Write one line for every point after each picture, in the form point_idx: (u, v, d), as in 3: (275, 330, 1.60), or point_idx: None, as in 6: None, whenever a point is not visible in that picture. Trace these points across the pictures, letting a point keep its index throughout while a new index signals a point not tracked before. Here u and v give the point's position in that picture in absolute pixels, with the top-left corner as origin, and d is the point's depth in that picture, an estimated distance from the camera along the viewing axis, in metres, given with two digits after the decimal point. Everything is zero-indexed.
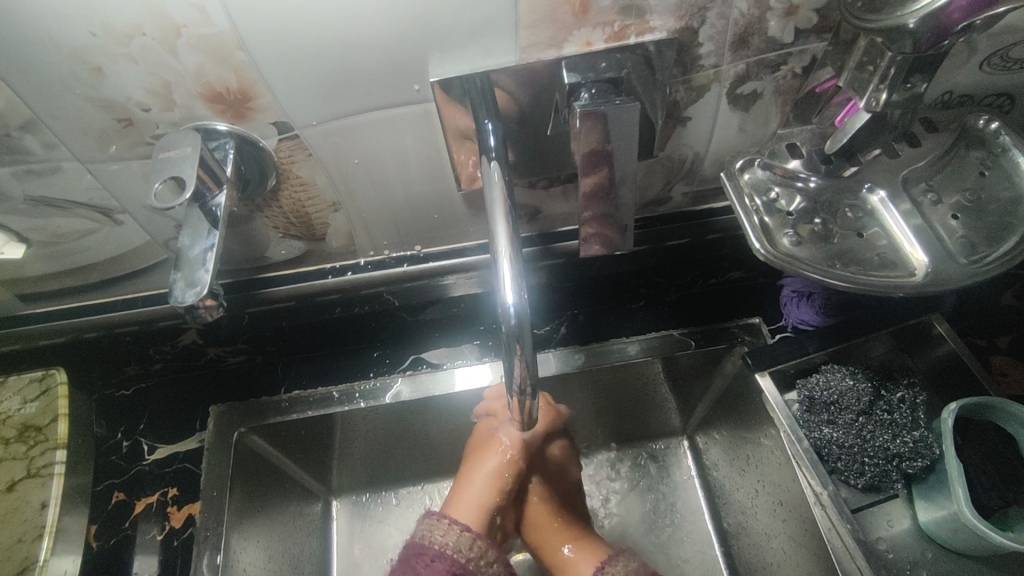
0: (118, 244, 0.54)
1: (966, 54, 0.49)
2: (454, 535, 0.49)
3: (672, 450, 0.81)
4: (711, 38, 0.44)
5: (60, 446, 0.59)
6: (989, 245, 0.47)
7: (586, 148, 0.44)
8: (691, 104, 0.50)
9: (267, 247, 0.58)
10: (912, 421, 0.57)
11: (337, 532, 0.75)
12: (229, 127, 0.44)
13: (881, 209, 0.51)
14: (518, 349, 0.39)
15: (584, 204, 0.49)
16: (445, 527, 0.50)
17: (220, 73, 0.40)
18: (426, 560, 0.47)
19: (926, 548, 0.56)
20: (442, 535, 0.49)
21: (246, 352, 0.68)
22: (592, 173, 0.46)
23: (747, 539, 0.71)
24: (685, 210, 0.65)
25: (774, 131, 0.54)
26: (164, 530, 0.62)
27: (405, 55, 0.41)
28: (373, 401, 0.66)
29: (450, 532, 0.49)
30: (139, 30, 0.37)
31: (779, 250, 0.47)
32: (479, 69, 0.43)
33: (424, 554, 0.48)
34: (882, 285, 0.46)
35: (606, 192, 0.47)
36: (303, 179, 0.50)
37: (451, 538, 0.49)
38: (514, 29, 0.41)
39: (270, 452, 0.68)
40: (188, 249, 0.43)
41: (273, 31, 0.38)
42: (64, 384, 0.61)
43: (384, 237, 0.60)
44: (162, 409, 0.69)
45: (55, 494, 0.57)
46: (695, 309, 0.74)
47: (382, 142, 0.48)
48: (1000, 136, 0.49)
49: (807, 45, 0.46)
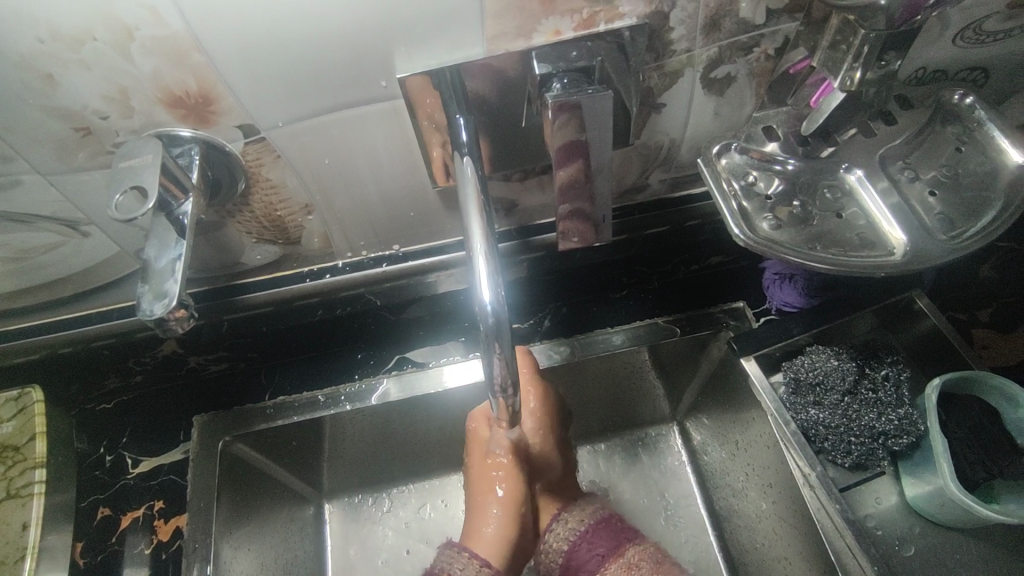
0: (87, 256, 0.52)
1: (939, 28, 0.48)
2: (472, 571, 0.50)
3: (664, 435, 0.82)
4: (683, 22, 0.43)
5: (39, 464, 0.58)
6: (967, 222, 0.47)
7: (563, 143, 0.44)
8: (665, 90, 0.49)
9: (242, 253, 0.57)
10: (897, 399, 0.57)
11: (331, 534, 0.74)
12: (193, 133, 0.43)
13: (859, 188, 0.51)
14: (497, 347, 0.38)
15: (562, 194, 0.49)
16: (464, 560, 0.51)
17: (178, 76, 0.39)
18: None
19: (913, 523, 0.57)
20: (459, 572, 0.50)
21: (227, 359, 0.67)
22: (566, 166, 0.46)
23: (738, 521, 0.72)
24: (661, 198, 0.65)
25: (749, 115, 0.54)
26: (152, 544, 0.61)
27: (370, 51, 0.40)
28: (358, 404, 0.66)
29: (470, 566, 0.50)
30: (90, 34, 0.36)
31: (758, 234, 0.47)
32: (447, 63, 0.42)
33: None
34: (861, 265, 0.46)
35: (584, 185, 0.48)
36: (273, 183, 0.49)
37: (470, 573, 0.50)
38: (480, 20, 0.40)
39: (257, 458, 0.67)
40: (155, 260, 0.42)
41: (229, 28, 0.37)
42: (41, 402, 0.60)
43: (360, 237, 0.59)
44: (145, 421, 0.68)
45: (36, 514, 0.56)
46: (680, 296, 0.73)
47: (352, 142, 0.47)
48: (975, 111, 0.49)
49: (779, 26, 0.46)
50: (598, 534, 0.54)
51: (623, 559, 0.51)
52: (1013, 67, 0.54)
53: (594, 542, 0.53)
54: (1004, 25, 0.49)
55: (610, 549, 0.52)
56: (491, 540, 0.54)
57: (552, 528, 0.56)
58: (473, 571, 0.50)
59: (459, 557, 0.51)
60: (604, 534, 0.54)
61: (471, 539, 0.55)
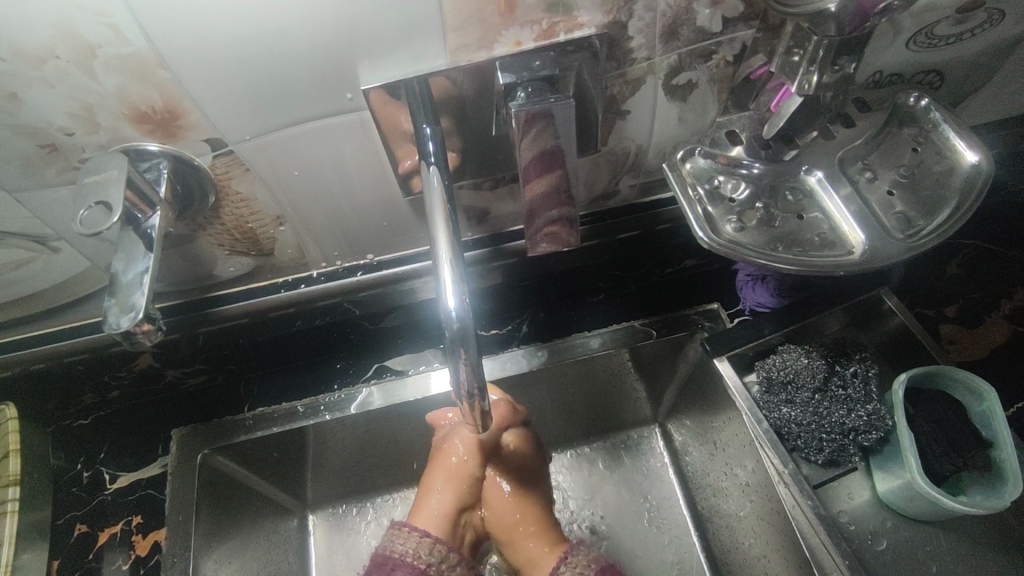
0: (59, 272, 0.52)
1: (892, 33, 0.50)
2: (415, 544, 0.51)
3: (645, 437, 0.83)
4: (641, 31, 0.44)
5: (13, 482, 0.57)
6: (925, 218, 0.48)
7: (539, 153, 0.44)
8: (628, 97, 0.50)
9: (215, 265, 0.57)
10: (865, 395, 0.59)
11: (315, 546, 0.74)
12: (160, 148, 0.43)
13: (819, 190, 0.52)
14: (463, 353, 0.39)
15: (541, 205, 0.49)
16: (404, 534, 0.52)
17: (143, 91, 0.39)
18: (386, 567, 0.49)
19: (886, 517, 0.58)
20: (400, 543, 0.51)
21: (205, 372, 0.67)
22: (542, 178, 0.47)
23: (720, 520, 0.73)
24: (634, 203, 0.66)
25: (713, 120, 0.55)
26: (130, 560, 0.61)
27: (333, 64, 0.41)
28: (338, 413, 0.66)
29: (410, 539, 0.52)
30: (52, 52, 0.36)
31: (721, 237, 0.48)
32: (412, 74, 0.43)
33: (387, 563, 0.50)
34: (822, 265, 0.47)
35: (563, 195, 0.49)
36: (243, 196, 0.49)
37: (411, 545, 0.51)
38: (441, 32, 0.41)
39: (237, 471, 0.67)
40: (122, 274, 0.42)
41: (192, 45, 0.37)
42: (14, 419, 0.60)
43: (333, 247, 0.59)
44: (122, 437, 0.68)
45: (9, 533, 0.56)
46: (656, 299, 0.74)
47: (321, 153, 0.47)
48: (931, 112, 0.51)
49: (736, 33, 0.47)
50: None
51: None
52: (968, 69, 0.56)
53: None
54: (955, 28, 0.50)
55: None
56: (434, 513, 0.56)
57: (561, 570, 0.54)
58: (414, 543, 0.51)
59: (403, 533, 0.52)
60: None
61: (416, 516, 0.56)
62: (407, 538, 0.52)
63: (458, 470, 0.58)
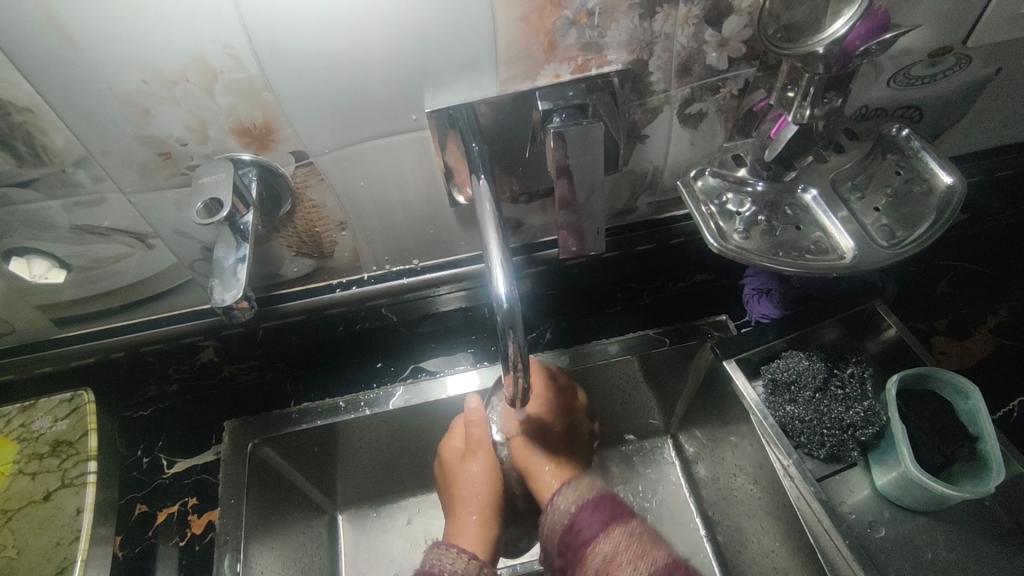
0: (149, 267, 0.60)
1: (874, 74, 0.58)
2: (462, 564, 0.54)
3: (659, 447, 0.88)
4: (659, 68, 0.53)
5: (92, 457, 0.63)
6: (906, 230, 0.56)
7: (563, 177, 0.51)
8: (647, 124, 0.58)
9: (281, 265, 0.64)
10: (861, 393, 0.65)
11: (344, 542, 0.79)
12: (253, 157, 0.51)
13: (814, 206, 0.60)
14: (511, 332, 0.46)
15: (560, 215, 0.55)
16: (454, 554, 0.54)
17: (248, 110, 0.47)
18: None
19: (884, 508, 0.63)
20: (449, 563, 0.54)
21: (257, 368, 0.74)
22: (560, 182, 0.52)
23: (730, 522, 0.77)
24: (651, 219, 0.73)
25: (721, 145, 0.63)
26: (185, 538, 0.66)
27: (405, 91, 0.49)
28: (377, 408, 0.71)
29: (458, 559, 0.54)
30: (183, 76, 0.44)
31: (730, 244, 0.55)
32: (465, 100, 0.51)
33: None
34: (819, 268, 0.54)
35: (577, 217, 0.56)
36: (315, 203, 0.57)
37: (458, 565, 0.54)
38: (495, 65, 0.49)
39: (280, 463, 0.73)
40: (223, 260, 0.49)
41: (293, 71, 0.45)
42: (92, 402, 0.66)
43: (384, 252, 0.66)
44: (178, 428, 0.74)
45: (89, 501, 0.61)
46: (667, 311, 0.81)
47: (386, 166, 0.55)
48: (912, 141, 0.58)
49: (740, 71, 0.55)
50: (587, 520, 0.51)
51: (626, 528, 0.50)
52: (944, 106, 0.63)
53: (585, 520, 0.51)
54: (929, 71, 0.59)
55: (608, 524, 0.50)
56: (473, 534, 0.60)
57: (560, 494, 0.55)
58: (461, 563, 0.54)
59: (447, 550, 0.55)
60: (608, 505, 0.52)
61: (455, 538, 0.60)
62: (450, 555, 0.55)
63: (489, 496, 0.63)
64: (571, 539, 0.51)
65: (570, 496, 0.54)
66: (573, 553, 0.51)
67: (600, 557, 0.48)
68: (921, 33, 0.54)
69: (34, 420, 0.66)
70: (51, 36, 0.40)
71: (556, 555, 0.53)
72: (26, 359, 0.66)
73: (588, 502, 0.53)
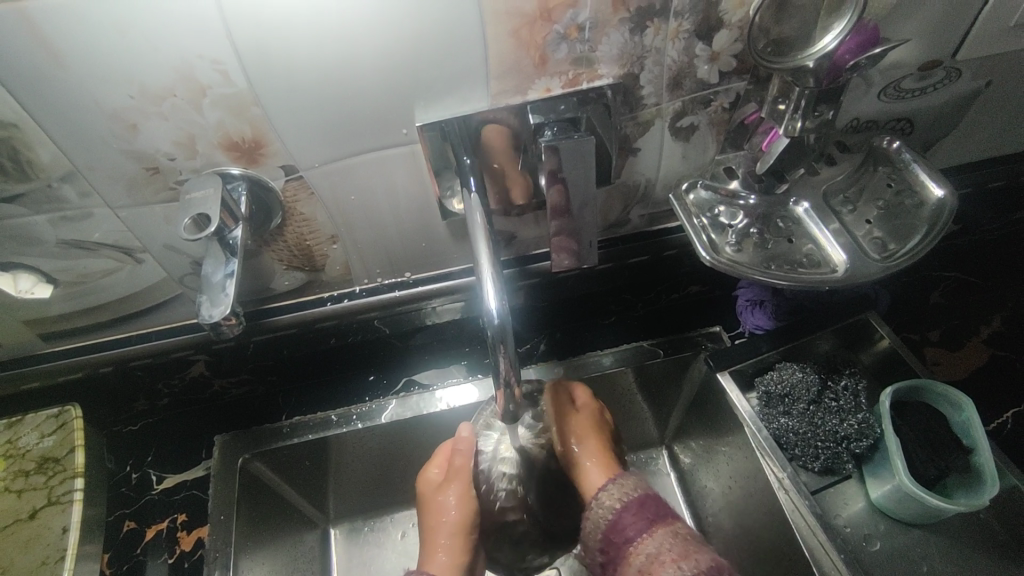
0: (138, 282, 0.59)
1: (865, 86, 0.58)
2: None
3: (653, 458, 0.87)
4: (650, 82, 0.53)
5: (78, 474, 0.62)
6: (898, 243, 0.56)
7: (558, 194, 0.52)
8: (639, 137, 0.58)
9: (272, 279, 0.64)
10: (855, 405, 0.64)
11: (336, 557, 0.78)
12: (242, 172, 0.51)
13: (806, 219, 0.60)
14: (502, 348, 0.46)
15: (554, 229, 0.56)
16: None
17: (238, 125, 0.47)
18: None
19: (880, 521, 0.62)
20: None
21: (248, 382, 0.74)
22: (551, 190, 0.52)
23: (724, 534, 0.76)
24: (644, 230, 0.73)
25: (713, 157, 0.63)
26: (174, 555, 0.65)
27: (395, 105, 0.49)
28: (369, 422, 0.71)
29: None
30: (171, 91, 0.44)
31: (722, 257, 0.55)
32: (456, 114, 0.51)
33: None
34: (811, 281, 0.54)
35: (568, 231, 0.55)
36: (305, 216, 0.57)
37: None
38: (485, 80, 0.49)
39: (270, 477, 0.72)
40: (210, 275, 0.49)
41: (282, 85, 0.45)
42: (78, 418, 0.65)
43: (376, 265, 0.66)
44: (167, 443, 0.73)
45: (75, 519, 0.60)
46: (660, 321, 0.81)
47: (377, 180, 0.55)
48: (904, 155, 0.58)
49: (731, 84, 0.55)
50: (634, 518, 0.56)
51: (671, 528, 0.55)
52: (935, 118, 0.64)
53: (625, 523, 0.56)
54: (919, 84, 0.59)
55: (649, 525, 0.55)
56: (444, 562, 0.60)
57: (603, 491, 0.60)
58: None
59: None
60: (651, 505, 0.57)
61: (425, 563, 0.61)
62: None
63: (463, 524, 0.62)
64: (614, 541, 0.56)
65: (615, 493, 0.59)
66: (616, 550, 0.56)
67: (643, 556, 0.54)
68: (911, 47, 0.55)
69: (20, 436, 0.65)
70: (38, 52, 0.39)
71: (597, 551, 0.58)
72: (13, 375, 0.65)
73: (633, 502, 0.58)
